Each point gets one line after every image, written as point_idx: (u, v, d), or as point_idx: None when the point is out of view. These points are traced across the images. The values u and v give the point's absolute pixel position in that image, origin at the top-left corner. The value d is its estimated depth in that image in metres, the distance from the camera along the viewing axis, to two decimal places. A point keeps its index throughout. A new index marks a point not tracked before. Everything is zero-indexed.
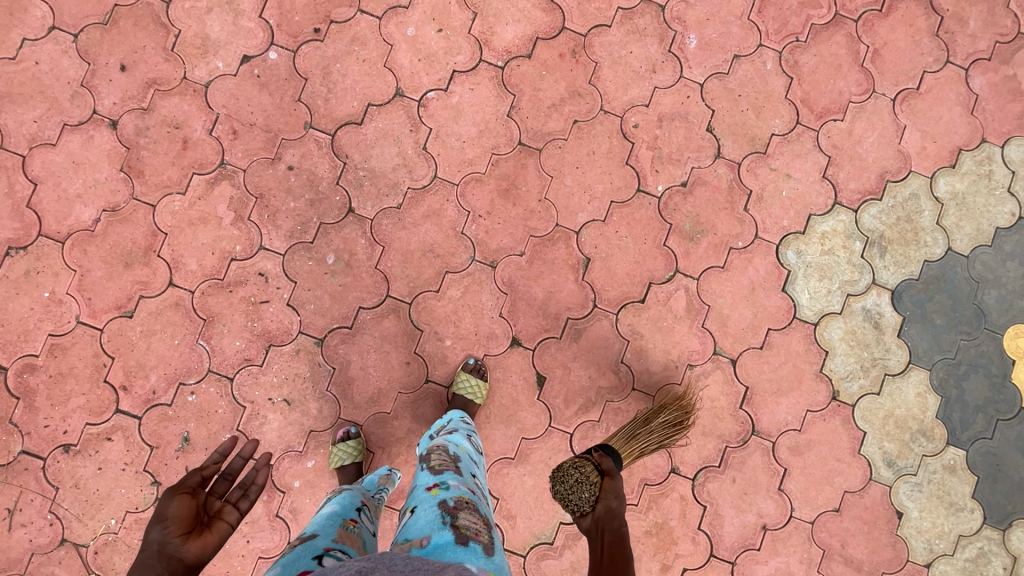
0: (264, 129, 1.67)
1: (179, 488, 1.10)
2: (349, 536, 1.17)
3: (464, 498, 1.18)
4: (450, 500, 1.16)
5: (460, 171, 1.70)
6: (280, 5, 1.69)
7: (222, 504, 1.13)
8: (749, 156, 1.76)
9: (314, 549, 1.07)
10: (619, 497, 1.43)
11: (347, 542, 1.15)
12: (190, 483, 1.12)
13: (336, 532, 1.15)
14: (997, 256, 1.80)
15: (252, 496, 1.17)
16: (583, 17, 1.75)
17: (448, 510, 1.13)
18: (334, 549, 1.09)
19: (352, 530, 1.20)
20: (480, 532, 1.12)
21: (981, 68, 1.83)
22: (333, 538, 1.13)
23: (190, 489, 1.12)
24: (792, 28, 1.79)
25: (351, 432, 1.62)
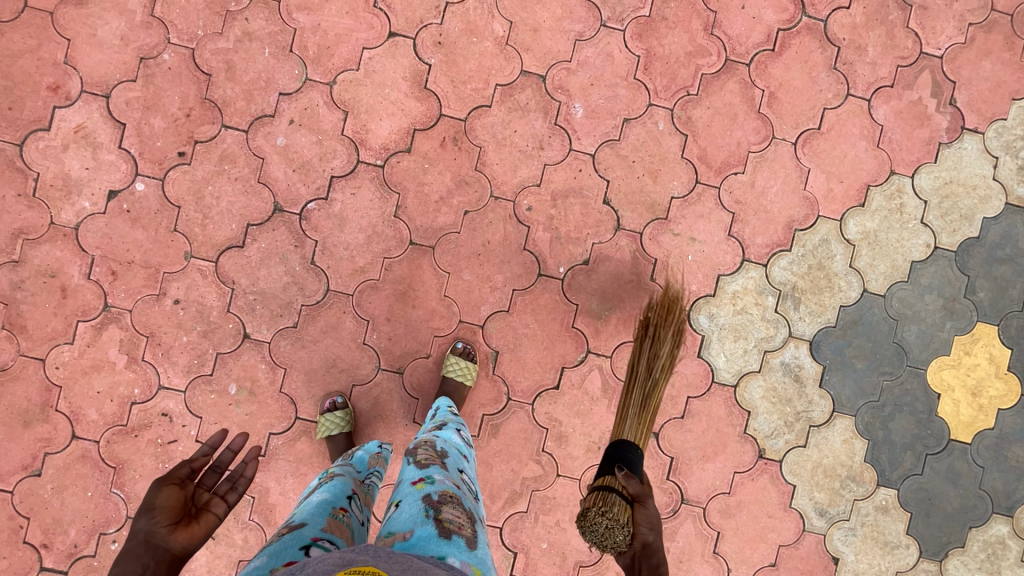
0: (144, 265, 1.61)
1: (167, 479, 1.06)
2: (337, 526, 1.11)
3: (449, 492, 1.14)
4: (434, 495, 1.13)
5: (354, 280, 1.65)
6: (138, 132, 1.60)
7: (210, 496, 1.12)
8: (650, 224, 1.70)
9: (301, 540, 1.03)
10: (654, 527, 1.24)
11: (338, 531, 1.09)
12: (178, 474, 1.08)
13: (325, 520, 1.10)
14: (914, 291, 1.77)
15: (239, 489, 1.15)
16: (460, 100, 1.66)
17: (432, 504, 1.10)
18: (322, 540, 1.05)
19: (341, 519, 1.13)
20: (463, 526, 1.09)
21: (884, 97, 1.75)
22: (322, 527, 1.08)
23: (179, 479, 1.08)
24: (682, 81, 1.70)
25: (338, 402, 1.61)
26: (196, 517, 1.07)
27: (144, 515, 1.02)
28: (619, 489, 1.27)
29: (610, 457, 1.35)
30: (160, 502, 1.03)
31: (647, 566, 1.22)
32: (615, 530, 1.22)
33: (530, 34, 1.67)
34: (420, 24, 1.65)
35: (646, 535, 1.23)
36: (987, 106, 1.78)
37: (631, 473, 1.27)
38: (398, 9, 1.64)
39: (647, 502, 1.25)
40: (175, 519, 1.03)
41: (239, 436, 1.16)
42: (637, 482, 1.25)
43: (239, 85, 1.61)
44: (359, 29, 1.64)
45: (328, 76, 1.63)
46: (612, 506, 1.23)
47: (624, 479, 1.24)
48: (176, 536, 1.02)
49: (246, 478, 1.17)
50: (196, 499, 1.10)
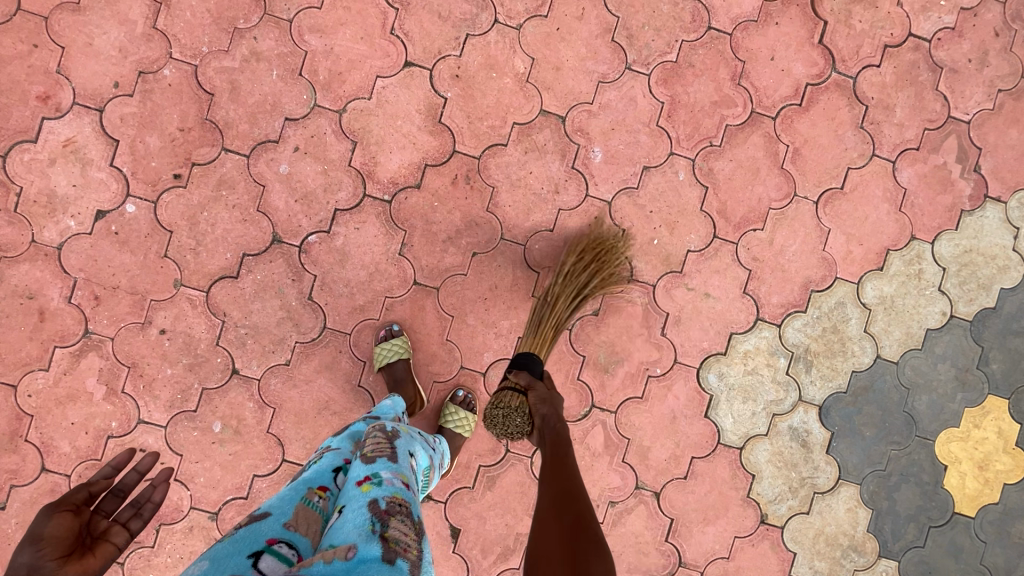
0: (130, 291, 1.52)
1: (59, 505, 0.93)
2: (306, 516, 0.99)
3: (398, 499, 0.99)
4: (382, 502, 0.97)
5: (352, 319, 1.57)
6: (132, 150, 1.51)
7: (109, 523, 0.99)
8: (665, 277, 1.64)
9: (255, 542, 0.90)
10: (546, 400, 1.39)
11: (302, 527, 0.96)
12: (73, 499, 0.95)
13: (291, 512, 0.97)
14: (927, 359, 1.73)
15: (146, 514, 1.03)
16: (475, 137, 1.59)
17: (379, 515, 0.94)
18: (278, 543, 0.91)
19: (314, 505, 1.01)
20: (410, 547, 0.93)
21: (909, 160, 1.71)
22: (284, 522, 0.95)
23: (74, 505, 0.95)
24: (705, 131, 1.64)
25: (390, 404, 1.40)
26: (90, 548, 0.94)
27: (29, 546, 0.88)
28: (512, 385, 1.45)
29: (510, 363, 1.49)
30: (51, 531, 0.90)
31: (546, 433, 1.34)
32: (512, 413, 1.42)
33: (552, 72, 1.61)
34: (438, 54, 1.57)
35: (541, 408, 1.38)
36: (1011, 175, 1.74)
37: (521, 369, 1.45)
38: (416, 38, 1.57)
39: (539, 387, 1.41)
40: (66, 551, 0.90)
41: (149, 454, 1.05)
42: (524, 373, 1.43)
43: (243, 108, 1.53)
44: (374, 56, 1.56)
45: (338, 104, 1.55)
46: (505, 397, 1.43)
47: (513, 374, 1.44)
48: (67, 570, 0.89)
49: (153, 503, 1.04)
50: (91, 528, 0.97)
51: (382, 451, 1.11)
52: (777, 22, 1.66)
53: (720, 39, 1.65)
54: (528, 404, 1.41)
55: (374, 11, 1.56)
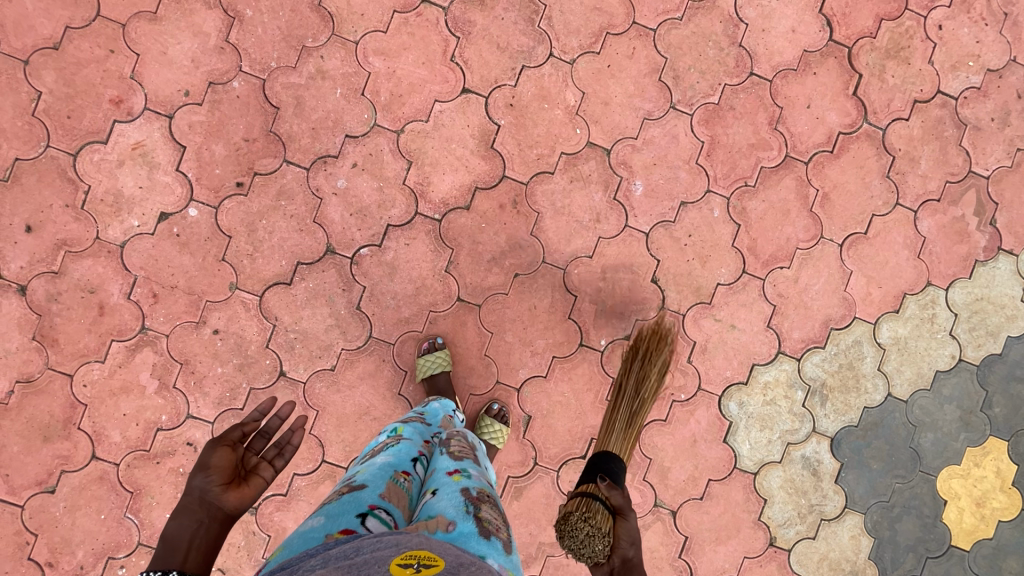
0: (187, 291, 1.59)
1: (221, 440, 1.11)
2: (396, 491, 1.14)
3: (485, 490, 1.17)
4: (472, 490, 1.15)
5: (396, 330, 1.64)
6: (198, 157, 1.58)
7: (258, 460, 1.15)
8: (694, 307, 1.73)
9: (359, 505, 1.05)
10: (634, 542, 1.27)
11: (394, 499, 1.11)
12: (231, 437, 1.13)
13: (385, 486, 1.13)
14: (935, 399, 1.83)
15: (286, 455, 1.19)
16: (524, 163, 1.67)
17: (473, 498, 1.12)
18: (378, 509, 1.06)
19: (400, 484, 1.16)
20: (500, 529, 1.10)
21: (929, 210, 1.81)
22: (379, 493, 1.10)
23: (231, 441, 1.12)
24: (741, 171, 1.73)
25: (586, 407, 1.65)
26: (246, 478, 1.10)
27: (201, 472, 1.05)
28: (602, 500, 1.31)
29: (591, 469, 1.40)
30: (215, 461, 1.06)
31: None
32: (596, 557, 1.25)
33: (600, 107, 1.69)
34: (494, 83, 1.65)
35: (627, 550, 1.26)
36: None
37: (613, 484, 1.33)
38: (475, 66, 1.64)
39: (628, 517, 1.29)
40: (228, 479, 1.06)
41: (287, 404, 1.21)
42: (617, 491, 1.30)
43: (307, 123, 1.60)
44: (434, 81, 1.63)
45: (397, 124, 1.62)
46: (595, 514, 1.27)
47: (606, 489, 1.29)
48: (229, 494, 1.05)
49: (292, 446, 1.20)
50: (246, 462, 1.13)
51: (466, 451, 1.31)
52: (816, 72, 1.75)
53: (760, 85, 1.74)
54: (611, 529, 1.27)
55: (437, 37, 1.63)
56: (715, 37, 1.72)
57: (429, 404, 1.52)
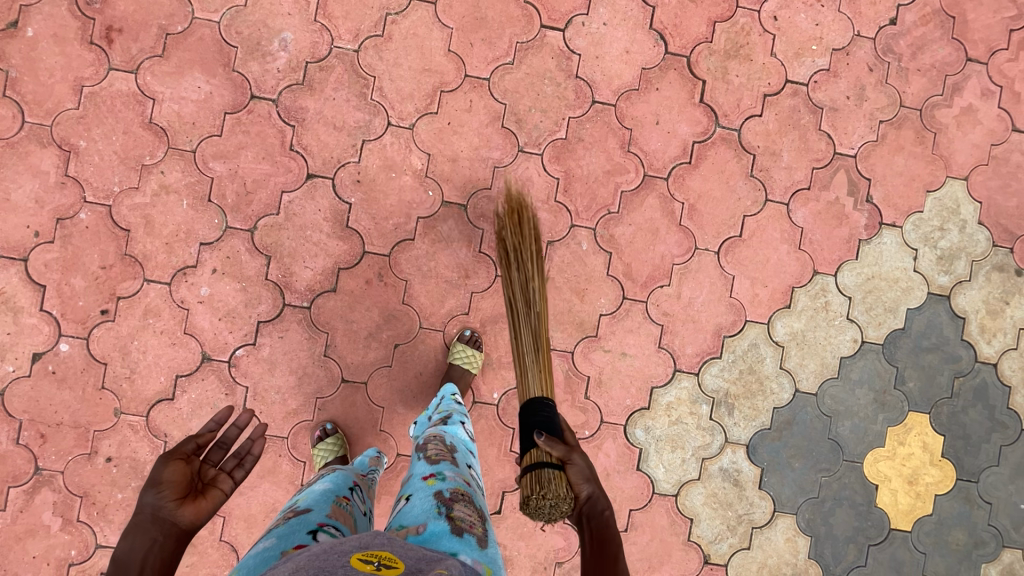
0: (73, 425, 1.60)
1: (174, 454, 1.12)
2: (341, 514, 1.16)
3: (459, 490, 1.17)
4: (446, 492, 1.15)
5: (287, 423, 1.65)
6: (59, 293, 1.60)
7: (216, 472, 1.17)
8: (581, 342, 1.72)
9: (308, 524, 1.08)
10: (589, 479, 1.21)
11: (342, 518, 1.14)
12: (184, 449, 1.14)
13: (330, 508, 1.15)
14: (845, 386, 1.80)
15: (246, 465, 1.21)
16: (382, 236, 1.67)
17: (444, 501, 1.13)
18: (327, 526, 1.09)
19: (344, 507, 1.19)
20: (474, 524, 1.11)
21: (801, 200, 1.79)
22: (326, 513, 1.13)
23: (185, 454, 1.14)
24: (602, 201, 1.73)
25: (466, 334, 1.67)
26: (202, 492, 1.12)
27: (152, 489, 1.08)
28: (549, 461, 1.20)
29: (531, 424, 1.24)
30: (167, 476, 1.08)
31: (595, 516, 1.22)
32: (560, 502, 1.18)
33: (448, 164, 1.69)
34: (338, 163, 1.66)
35: (585, 488, 1.21)
36: (903, 200, 1.82)
37: (552, 436, 1.19)
38: (315, 151, 1.65)
39: (575, 459, 1.20)
40: (182, 494, 1.09)
41: (243, 413, 1.22)
42: (562, 444, 1.19)
43: (159, 239, 1.62)
44: (277, 173, 1.64)
45: (249, 223, 1.64)
46: (547, 484, 1.18)
47: (545, 445, 1.17)
48: (183, 511, 1.08)
49: (252, 456, 1.23)
50: (203, 475, 1.15)
51: (443, 454, 1.27)
52: (658, 87, 1.75)
53: (605, 111, 1.73)
54: (566, 483, 1.20)
55: (272, 130, 1.65)
56: (550, 74, 1.72)
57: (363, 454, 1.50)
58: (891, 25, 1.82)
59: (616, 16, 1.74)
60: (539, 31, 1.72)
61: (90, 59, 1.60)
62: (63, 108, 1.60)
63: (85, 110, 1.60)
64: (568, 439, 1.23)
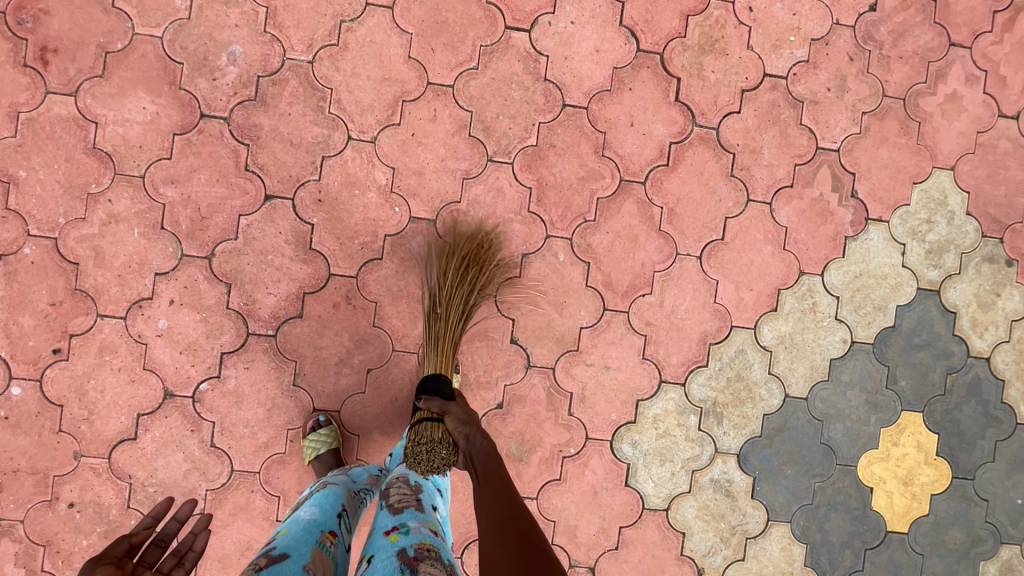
0: (31, 471, 1.52)
1: (102, 559, 0.95)
2: (320, 559, 1.15)
3: (425, 545, 1.18)
4: (410, 549, 1.16)
5: (258, 457, 1.58)
6: (7, 334, 1.51)
7: None
8: (562, 357, 1.66)
9: None
10: (465, 422, 1.38)
11: (320, 566, 1.13)
12: (114, 552, 0.97)
13: (309, 553, 1.14)
14: (836, 389, 1.75)
15: (187, 563, 1.08)
16: (348, 256, 1.59)
17: (407, 561, 1.13)
18: None
19: (325, 549, 1.18)
20: None
21: (785, 199, 1.72)
22: (305, 561, 1.12)
23: (114, 558, 0.97)
24: (577, 209, 1.65)
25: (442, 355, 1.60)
26: None
27: None
28: (428, 416, 1.42)
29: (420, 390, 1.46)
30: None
31: (477, 456, 1.32)
32: (435, 447, 1.37)
33: (414, 178, 1.61)
34: (297, 182, 1.57)
35: (461, 442, 1.36)
36: (889, 194, 1.76)
37: (431, 396, 1.44)
38: (272, 170, 1.57)
39: (453, 411, 1.40)
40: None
41: (188, 505, 1.07)
42: (437, 400, 1.41)
43: (111, 271, 1.53)
44: (233, 196, 1.56)
45: (205, 249, 1.55)
46: (423, 430, 1.40)
47: (424, 400, 1.42)
48: None
49: (194, 552, 1.10)
50: None
51: (408, 501, 1.29)
52: (631, 87, 1.67)
53: (576, 114, 1.65)
54: (446, 431, 1.39)
55: (225, 150, 1.55)
56: (517, 78, 1.64)
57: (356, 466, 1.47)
58: (871, 11, 1.75)
59: (584, 14, 1.65)
60: (503, 33, 1.63)
61: (25, 83, 1.50)
62: None
63: (22, 138, 1.50)
64: (453, 399, 1.45)
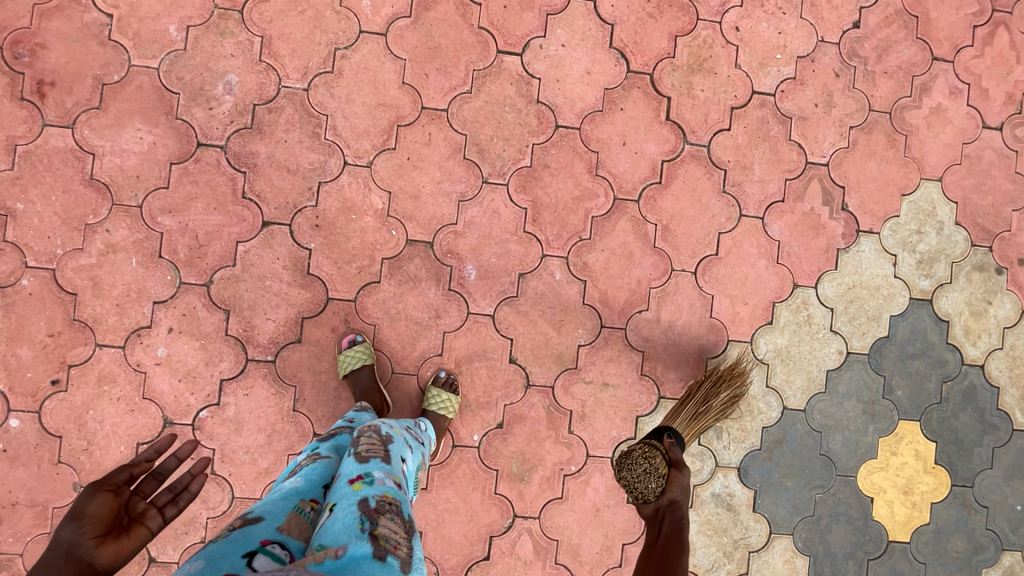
0: (29, 504, 1.51)
1: (103, 484, 1.00)
2: (297, 522, 1.03)
3: (388, 498, 1.08)
4: (372, 501, 1.05)
5: (259, 483, 1.57)
6: (5, 366, 1.51)
7: (146, 506, 1.04)
8: (561, 376, 1.66)
9: (249, 542, 0.94)
10: (685, 490, 1.51)
11: (294, 530, 1.01)
12: (115, 480, 1.02)
13: (284, 518, 1.02)
14: (833, 400, 1.76)
15: (181, 502, 1.08)
16: (347, 280, 1.60)
17: (369, 513, 1.03)
18: (272, 543, 0.96)
19: (305, 514, 1.06)
20: (400, 544, 1.02)
21: (777, 213, 1.75)
22: (277, 526, 0.99)
23: (116, 484, 1.02)
24: (572, 228, 1.67)
25: (440, 377, 1.61)
26: (127, 528, 1.00)
27: (70, 523, 0.95)
28: (664, 457, 1.54)
29: (655, 432, 1.60)
30: (91, 510, 0.96)
31: (670, 517, 1.48)
32: (650, 482, 1.52)
33: (410, 201, 1.62)
34: (294, 208, 1.59)
35: (676, 493, 1.50)
36: (879, 205, 1.79)
37: (675, 441, 1.55)
38: (270, 197, 1.58)
39: (684, 469, 1.52)
40: (104, 531, 0.96)
41: (185, 445, 1.09)
42: (681, 449, 1.54)
43: (109, 301, 1.53)
44: (231, 223, 1.57)
45: (204, 277, 1.56)
46: (653, 457, 1.54)
47: (669, 445, 1.54)
48: (103, 549, 0.95)
49: (189, 493, 1.09)
50: (130, 508, 1.02)
51: (374, 451, 1.19)
52: (622, 107, 1.70)
53: (569, 135, 1.68)
54: (666, 478, 1.52)
55: (222, 178, 1.57)
56: (510, 100, 1.66)
57: (365, 415, 1.41)
58: (854, 28, 1.79)
59: (575, 36, 1.68)
60: (495, 57, 1.66)
61: (22, 117, 1.51)
62: None
63: (20, 170, 1.51)
64: (682, 449, 1.57)
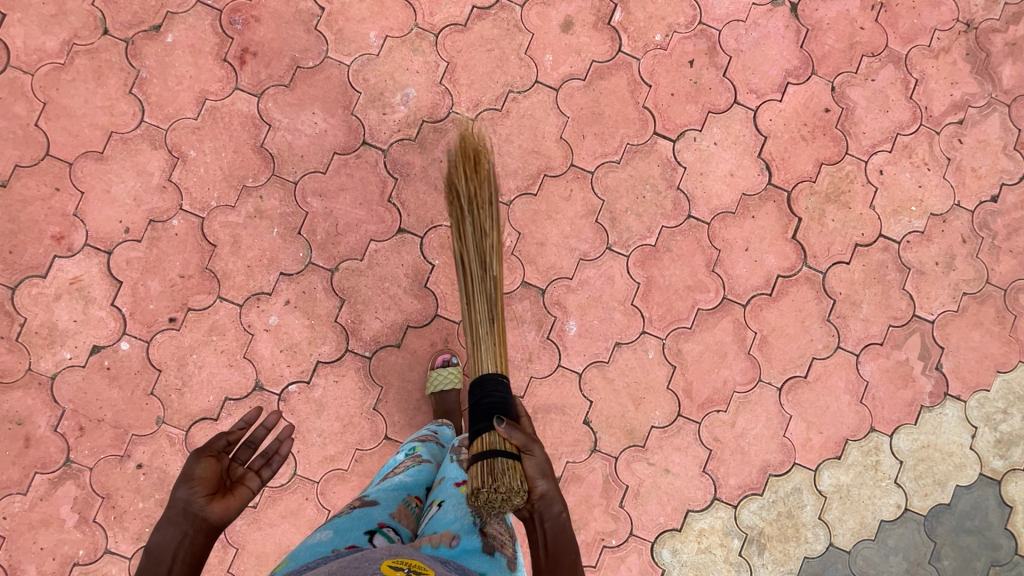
0: (113, 424, 1.59)
1: (204, 450, 1.05)
2: (405, 513, 1.17)
3: None
4: None
5: (322, 468, 1.63)
6: (133, 293, 1.60)
7: (245, 470, 1.09)
8: (627, 450, 1.70)
9: (367, 523, 1.09)
10: None
11: (404, 520, 1.15)
12: (215, 446, 1.07)
13: (396, 507, 1.17)
14: (880, 550, 1.76)
15: (274, 465, 1.13)
16: (457, 303, 1.67)
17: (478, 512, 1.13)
18: (386, 527, 1.10)
19: (412, 507, 1.20)
20: (505, 544, 1.11)
21: (872, 354, 1.78)
22: (390, 512, 1.14)
23: (216, 451, 1.07)
24: (677, 313, 1.73)
25: None
26: (230, 490, 1.05)
27: (183, 484, 1.01)
28: None
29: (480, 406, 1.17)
30: (199, 473, 1.02)
31: None
32: None
33: (535, 247, 1.70)
34: (430, 224, 1.67)
35: None
36: (972, 374, 1.81)
37: None
38: (411, 207, 1.67)
39: None
40: (212, 491, 1.02)
41: (273, 412, 1.14)
42: None
43: (242, 260, 1.63)
44: (370, 221, 1.66)
45: (331, 263, 1.65)
46: None
47: None
48: (213, 507, 1.01)
49: (281, 455, 1.15)
50: (231, 472, 1.08)
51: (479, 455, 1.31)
52: (754, 216, 1.76)
53: (698, 227, 1.74)
54: None
55: (375, 178, 1.67)
56: (653, 180, 1.74)
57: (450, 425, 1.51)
58: (991, 202, 1.83)
59: (728, 138, 1.76)
60: (651, 137, 1.74)
61: (220, 76, 1.64)
62: (182, 116, 1.63)
63: (202, 122, 1.63)
64: None
